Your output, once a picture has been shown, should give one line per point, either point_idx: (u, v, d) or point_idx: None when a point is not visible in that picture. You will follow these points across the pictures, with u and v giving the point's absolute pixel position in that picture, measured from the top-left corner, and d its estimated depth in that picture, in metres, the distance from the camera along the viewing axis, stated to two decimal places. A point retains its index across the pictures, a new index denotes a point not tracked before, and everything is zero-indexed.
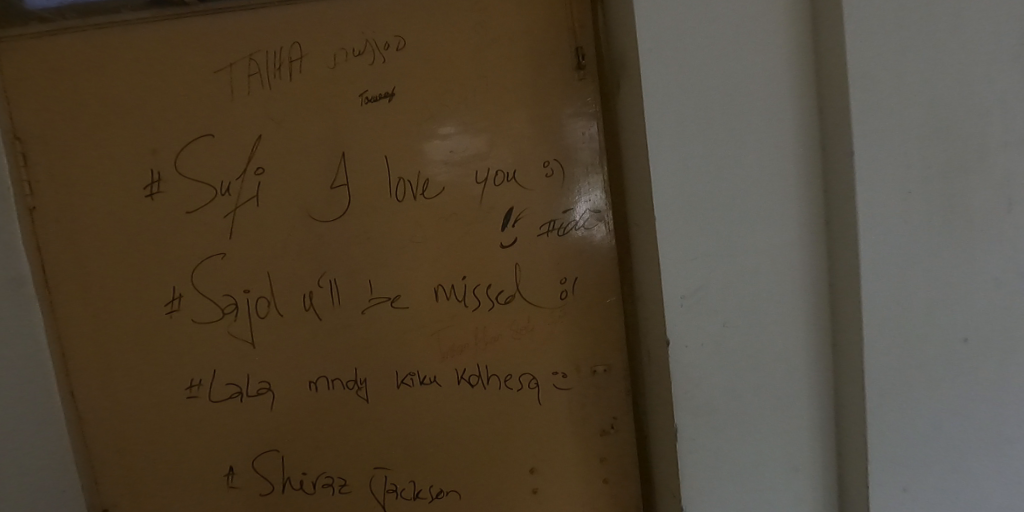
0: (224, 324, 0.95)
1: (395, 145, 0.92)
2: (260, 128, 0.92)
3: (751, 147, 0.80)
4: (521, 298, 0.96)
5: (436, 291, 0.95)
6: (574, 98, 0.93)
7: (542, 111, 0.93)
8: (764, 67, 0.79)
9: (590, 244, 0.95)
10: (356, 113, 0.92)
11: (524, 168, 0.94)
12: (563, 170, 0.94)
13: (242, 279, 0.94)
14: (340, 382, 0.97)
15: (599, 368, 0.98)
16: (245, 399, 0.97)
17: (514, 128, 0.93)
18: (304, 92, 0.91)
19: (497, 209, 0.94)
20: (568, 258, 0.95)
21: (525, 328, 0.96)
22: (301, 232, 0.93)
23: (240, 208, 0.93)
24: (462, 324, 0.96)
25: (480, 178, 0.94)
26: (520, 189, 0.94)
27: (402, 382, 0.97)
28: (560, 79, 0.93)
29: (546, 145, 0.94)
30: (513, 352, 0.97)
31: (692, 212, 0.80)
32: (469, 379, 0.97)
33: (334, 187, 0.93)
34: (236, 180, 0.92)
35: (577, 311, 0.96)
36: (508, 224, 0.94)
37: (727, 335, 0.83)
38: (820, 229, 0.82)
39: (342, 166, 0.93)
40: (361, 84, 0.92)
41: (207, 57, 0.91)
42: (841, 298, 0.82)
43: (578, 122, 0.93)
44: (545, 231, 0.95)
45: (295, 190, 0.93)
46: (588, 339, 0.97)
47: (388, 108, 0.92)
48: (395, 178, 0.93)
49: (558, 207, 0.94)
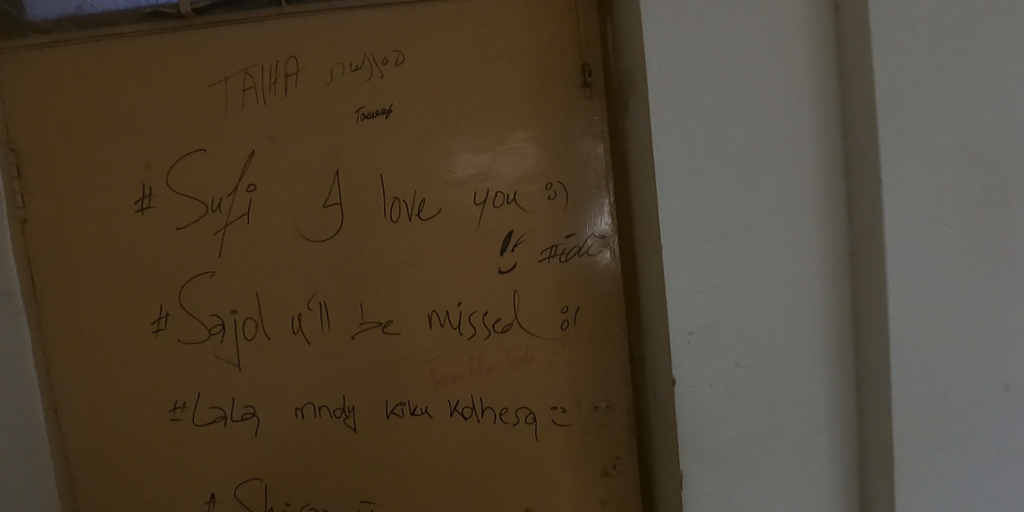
0: (210, 345, 0.92)
1: (391, 164, 0.89)
2: (253, 144, 0.89)
3: (768, 173, 0.74)
4: (519, 327, 0.90)
5: (430, 317, 0.91)
6: (580, 118, 0.89)
7: (545, 131, 0.89)
8: (783, 88, 0.74)
9: (594, 271, 0.90)
10: (352, 129, 0.89)
11: (525, 189, 0.89)
12: (567, 193, 0.89)
13: (230, 300, 0.91)
14: (327, 409, 0.93)
15: (601, 404, 0.92)
16: (229, 423, 0.93)
17: (516, 148, 0.89)
18: (299, 108, 0.89)
19: (496, 232, 0.89)
20: (570, 286, 0.90)
21: (523, 358, 0.91)
22: (291, 252, 0.90)
23: (230, 226, 0.90)
24: (456, 352, 0.91)
25: (479, 200, 0.89)
26: (520, 213, 0.89)
27: (393, 412, 0.92)
28: (565, 97, 0.88)
29: (549, 166, 0.89)
30: (510, 384, 0.91)
31: (702, 242, 0.75)
32: (463, 411, 0.92)
33: (327, 206, 0.89)
34: (227, 197, 0.89)
35: (579, 341, 0.91)
36: (507, 249, 0.89)
37: (739, 376, 0.77)
38: (843, 263, 0.75)
39: (336, 184, 0.89)
40: (358, 99, 0.88)
41: (202, 70, 0.89)
42: (866, 339, 0.75)
43: (583, 143, 0.89)
44: (546, 256, 0.90)
45: (286, 208, 0.89)
46: (590, 372, 0.91)
47: (385, 125, 0.89)
48: (390, 197, 0.89)
49: (560, 232, 0.89)
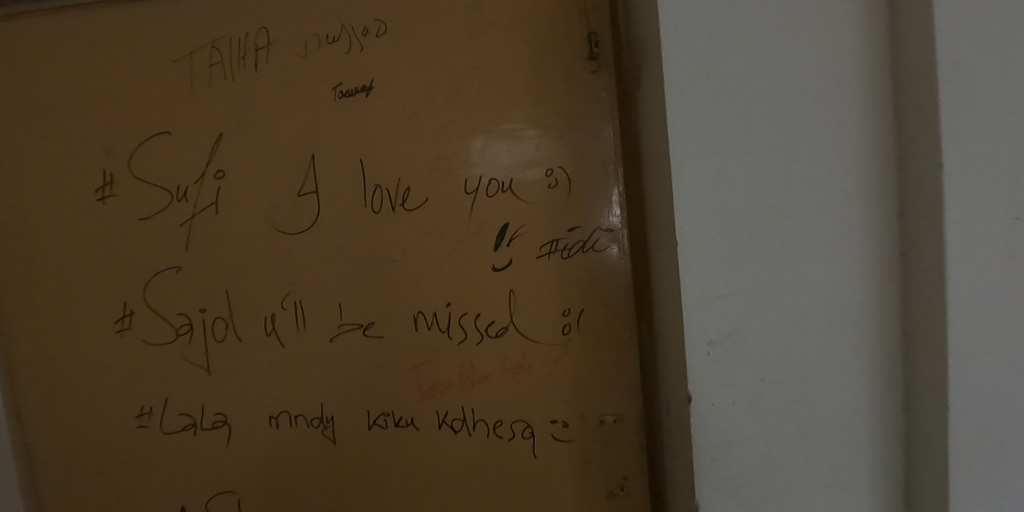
0: (178, 347, 0.84)
1: (373, 147, 0.79)
2: (222, 126, 0.80)
3: (803, 159, 0.64)
4: (515, 331, 0.80)
5: (416, 319, 0.81)
6: (586, 95, 0.78)
7: (547, 111, 0.78)
8: (824, 59, 0.63)
9: (600, 269, 0.79)
10: (330, 109, 0.79)
11: (523, 177, 0.79)
12: (570, 181, 0.79)
13: (198, 298, 0.83)
14: (304, 419, 0.84)
15: (607, 418, 0.82)
16: (199, 432, 0.85)
17: (513, 131, 0.79)
18: (272, 86, 0.80)
19: (490, 225, 0.79)
20: (572, 286, 0.79)
21: (520, 366, 0.81)
22: (264, 245, 0.81)
23: (197, 216, 0.81)
24: (445, 358, 0.81)
25: (471, 188, 0.79)
26: (517, 203, 0.79)
27: (375, 423, 0.83)
28: (569, 71, 0.78)
29: (550, 150, 0.79)
30: (506, 394, 0.82)
31: (725, 238, 0.65)
32: (452, 423, 0.83)
33: (302, 195, 0.80)
34: (193, 185, 0.81)
35: (582, 348, 0.80)
36: (502, 244, 0.79)
37: (766, 392, 0.67)
38: (892, 262, 0.65)
39: (312, 169, 0.80)
40: (336, 75, 0.79)
41: (167, 45, 0.81)
42: (919, 351, 0.65)
43: (591, 124, 0.78)
44: (545, 252, 0.79)
45: (257, 197, 0.81)
46: (594, 382, 0.81)
47: (365, 104, 0.79)
48: (372, 185, 0.80)
49: (563, 225, 0.79)
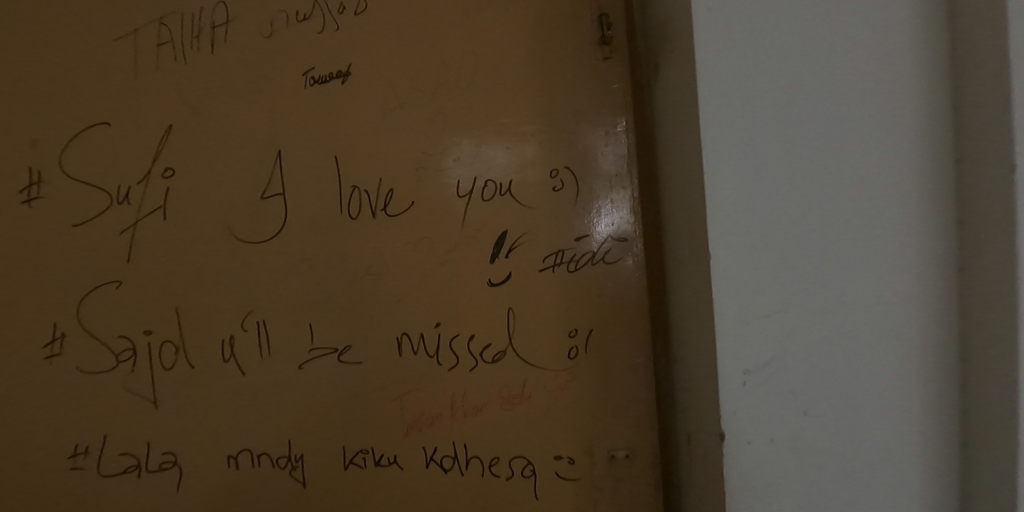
0: (119, 376, 0.71)
1: (349, 142, 0.68)
2: (171, 116, 0.69)
3: (850, 159, 0.56)
4: (514, 356, 0.70)
5: (399, 342, 0.69)
6: (595, 85, 0.68)
7: (551, 102, 0.68)
8: (873, 46, 0.55)
9: (612, 283, 0.69)
10: (299, 97, 0.68)
11: (524, 178, 0.69)
12: (578, 183, 0.69)
13: (142, 318, 0.71)
14: (267, 458, 0.72)
15: (619, 452, 0.71)
16: (144, 475, 0.73)
17: (512, 126, 0.69)
18: (232, 71, 0.68)
19: (486, 232, 0.68)
20: (581, 303, 0.69)
21: (520, 395, 0.70)
22: (220, 256, 0.69)
23: (141, 222, 0.69)
24: (433, 387, 0.70)
25: (463, 190, 0.68)
26: (517, 207, 0.69)
27: (351, 462, 0.71)
28: (576, 58, 0.68)
29: (555, 147, 0.69)
30: (503, 427, 0.71)
31: (763, 248, 0.55)
32: (441, 461, 0.71)
33: (265, 196, 0.68)
34: (137, 185, 0.69)
35: (591, 374, 0.70)
36: (499, 255, 0.69)
37: (807, 427, 0.58)
38: (949, 278, 0.57)
39: (277, 167, 0.68)
40: (306, 59, 0.68)
41: (107, 22, 0.69)
42: (982, 379, 0.56)
43: (600, 119, 0.68)
44: (549, 264, 0.69)
45: (214, 199, 0.69)
46: (605, 412, 0.71)
47: (340, 91, 0.68)
48: (348, 187, 0.68)
49: (569, 233, 0.69)
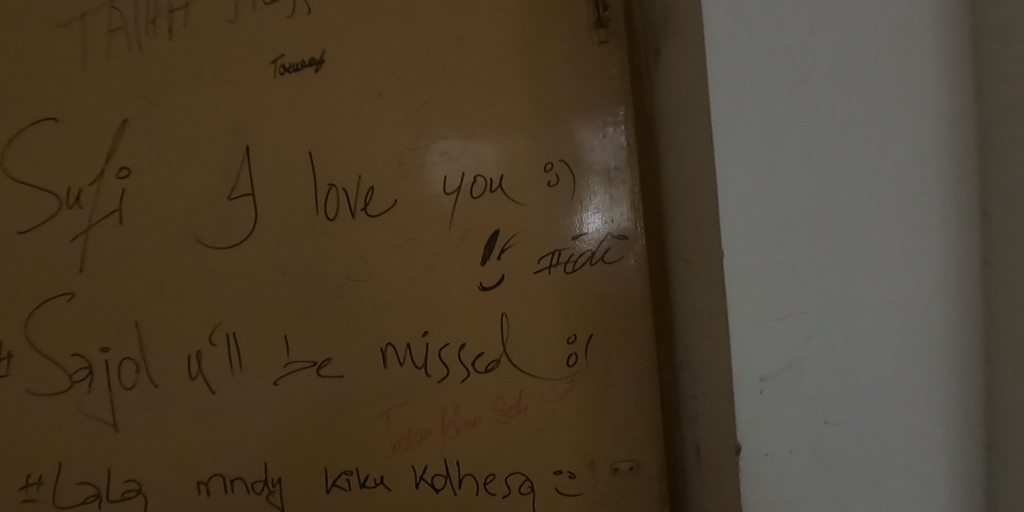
0: (74, 397, 0.65)
1: (325, 136, 0.62)
2: (126, 110, 0.62)
3: (869, 145, 0.51)
4: (509, 364, 0.64)
5: (384, 353, 0.64)
6: (591, 72, 0.63)
7: (544, 90, 0.63)
8: (891, 24, 0.51)
9: (612, 285, 0.65)
10: (269, 88, 0.62)
11: (516, 173, 0.63)
12: (574, 177, 0.64)
13: (97, 334, 0.64)
14: (242, 482, 0.65)
15: (623, 465, 0.66)
16: (104, 506, 0.66)
17: (503, 117, 0.63)
18: (193, 60, 0.62)
19: (477, 232, 0.63)
20: (579, 307, 0.65)
21: (516, 406, 0.65)
22: (185, 263, 0.63)
23: (95, 227, 0.63)
24: (422, 400, 0.64)
25: (451, 187, 0.63)
26: (510, 204, 0.63)
27: (334, 484, 0.65)
28: (570, 43, 0.63)
29: (549, 138, 0.64)
30: (499, 442, 0.65)
31: (780, 244, 0.51)
32: (432, 481, 0.65)
33: (232, 197, 0.62)
34: (90, 187, 0.63)
35: (592, 382, 0.65)
36: (492, 256, 0.63)
37: (828, 436, 0.53)
38: (973, 273, 0.53)
39: (246, 164, 0.62)
40: (276, 45, 0.62)
41: (52, 6, 0.62)
42: (1009, 379, 0.53)
43: (597, 108, 0.64)
44: (546, 265, 0.64)
45: (176, 200, 0.63)
46: (608, 422, 0.66)
47: (314, 80, 0.62)
48: (325, 184, 0.62)
49: (566, 231, 0.64)
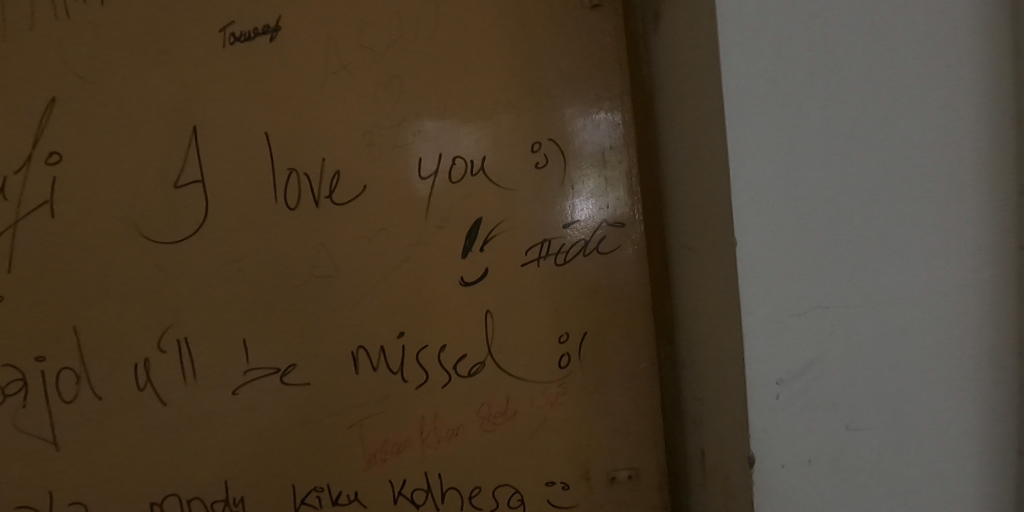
0: (7, 413, 0.58)
1: (283, 114, 0.55)
2: (55, 87, 0.55)
3: (901, 117, 0.45)
4: (495, 367, 0.58)
5: (355, 358, 0.57)
6: (582, 40, 0.57)
7: (529, 60, 0.56)
8: None
9: (608, 277, 0.58)
10: (217, 60, 0.54)
11: (500, 155, 0.57)
12: (565, 159, 0.57)
13: (31, 342, 0.57)
14: (200, 503, 0.59)
15: (621, 474, 0.60)
16: None
17: (484, 91, 0.56)
18: (132, 28, 0.54)
19: (456, 222, 0.57)
20: (571, 302, 0.58)
21: (503, 412, 0.59)
22: (129, 260, 0.56)
23: (23, 221, 0.55)
24: (399, 409, 0.58)
25: (427, 171, 0.56)
26: (492, 190, 0.57)
27: (303, 502, 0.59)
28: (558, 8, 0.57)
29: (536, 116, 0.57)
30: (485, 452, 0.59)
31: (798, 230, 0.45)
32: (412, 496, 0.59)
33: (179, 185, 0.55)
34: (15, 175, 0.55)
35: (587, 384, 0.59)
36: (474, 248, 0.57)
37: (850, 444, 0.48)
38: (1013, 263, 0.46)
39: (193, 148, 0.55)
40: (223, 10, 0.54)
41: None
42: None
43: (589, 82, 0.57)
44: (534, 257, 0.58)
45: (116, 190, 0.55)
46: (604, 428, 0.60)
47: (269, 51, 0.54)
48: (284, 169, 0.55)
49: (557, 220, 0.58)
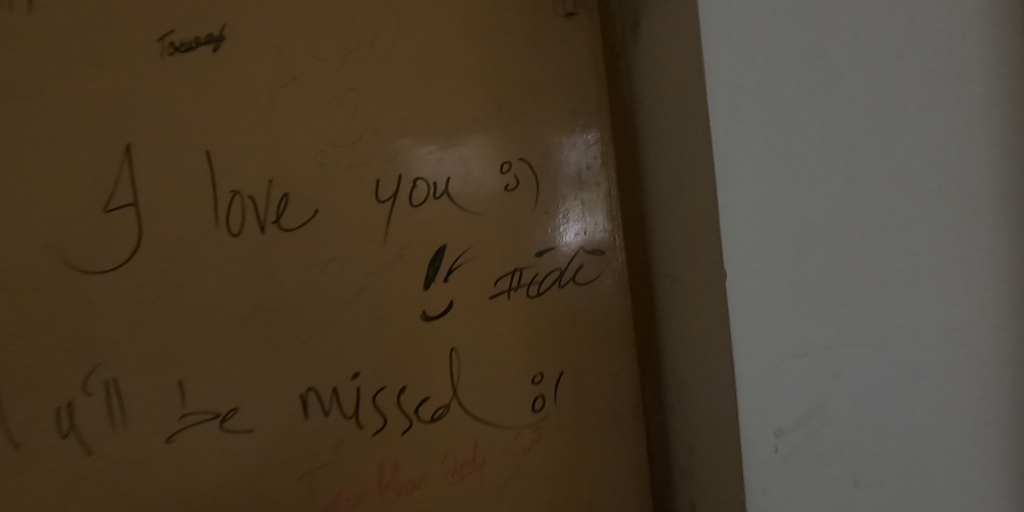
0: None
1: (226, 131, 0.50)
2: None
3: (906, 136, 0.40)
4: (461, 411, 0.52)
5: (304, 402, 0.51)
6: (555, 53, 0.53)
7: (498, 74, 0.52)
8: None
9: (586, 311, 0.53)
10: (154, 72, 0.49)
11: (466, 176, 0.52)
12: (538, 181, 0.53)
13: None
14: None
15: None
16: None
17: (449, 107, 0.51)
18: (54, 34, 0.49)
19: (417, 250, 0.51)
20: (547, 338, 0.53)
21: (471, 462, 0.53)
22: (49, 293, 0.50)
23: None
24: (353, 459, 0.52)
25: (385, 194, 0.51)
26: (458, 215, 0.52)
27: None
28: (530, 17, 0.52)
29: (506, 134, 0.52)
30: (450, 506, 0.53)
31: (796, 259, 0.40)
32: None
33: (110, 209, 0.50)
34: None
35: (563, 429, 0.53)
36: (436, 279, 0.51)
37: (857, 506, 0.42)
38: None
39: (127, 168, 0.50)
40: (163, 19, 0.49)
41: None
42: None
43: (563, 98, 0.53)
44: (504, 288, 0.52)
45: (36, 213, 0.49)
46: (583, 478, 0.54)
47: (211, 63, 0.49)
48: (226, 192, 0.50)
49: (529, 247, 0.52)
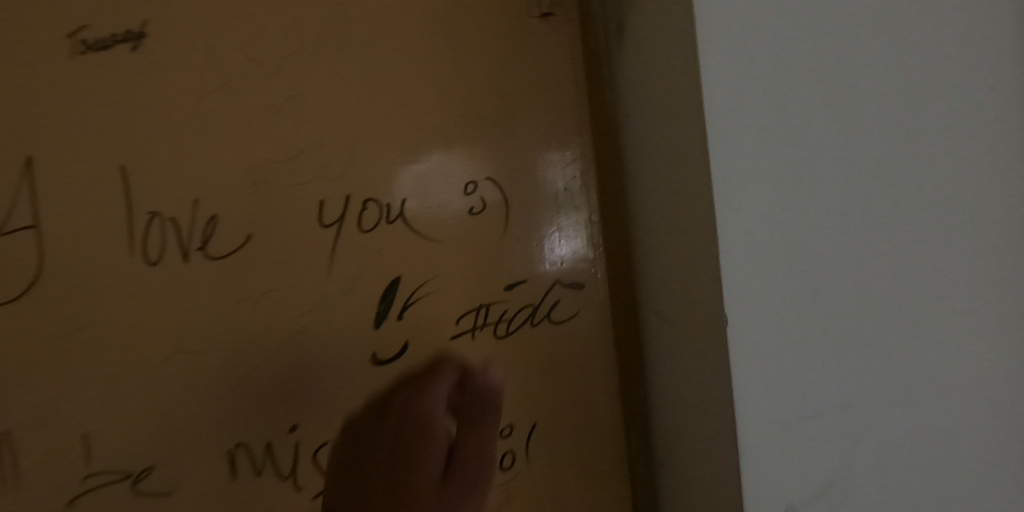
0: None
1: (146, 142, 0.42)
2: None
3: (882, 172, 0.39)
4: None
5: (232, 459, 0.43)
6: (529, 61, 0.47)
7: (466, 83, 0.46)
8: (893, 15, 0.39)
9: (562, 350, 0.47)
10: (54, 67, 0.41)
11: (426, 198, 0.45)
12: (507, 203, 0.46)
13: None
14: None
15: None
16: None
17: (409, 118, 0.45)
18: None
19: (370, 282, 0.44)
20: (518, 383, 0.46)
21: None
22: None
23: None
24: None
25: (330, 218, 0.44)
26: (414, 242, 0.45)
27: None
28: (502, 20, 0.46)
29: (475, 151, 0.46)
30: None
31: (787, 293, 0.38)
32: None
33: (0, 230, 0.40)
34: None
35: (539, 487, 0.46)
36: (388, 317, 0.45)
37: None
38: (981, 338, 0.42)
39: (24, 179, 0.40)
40: (65, 6, 0.41)
41: None
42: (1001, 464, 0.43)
43: (539, 110, 0.47)
44: (467, 328, 0.46)
45: None
46: None
47: (128, 63, 0.42)
48: (143, 214, 0.42)
49: (500, 279, 0.46)
